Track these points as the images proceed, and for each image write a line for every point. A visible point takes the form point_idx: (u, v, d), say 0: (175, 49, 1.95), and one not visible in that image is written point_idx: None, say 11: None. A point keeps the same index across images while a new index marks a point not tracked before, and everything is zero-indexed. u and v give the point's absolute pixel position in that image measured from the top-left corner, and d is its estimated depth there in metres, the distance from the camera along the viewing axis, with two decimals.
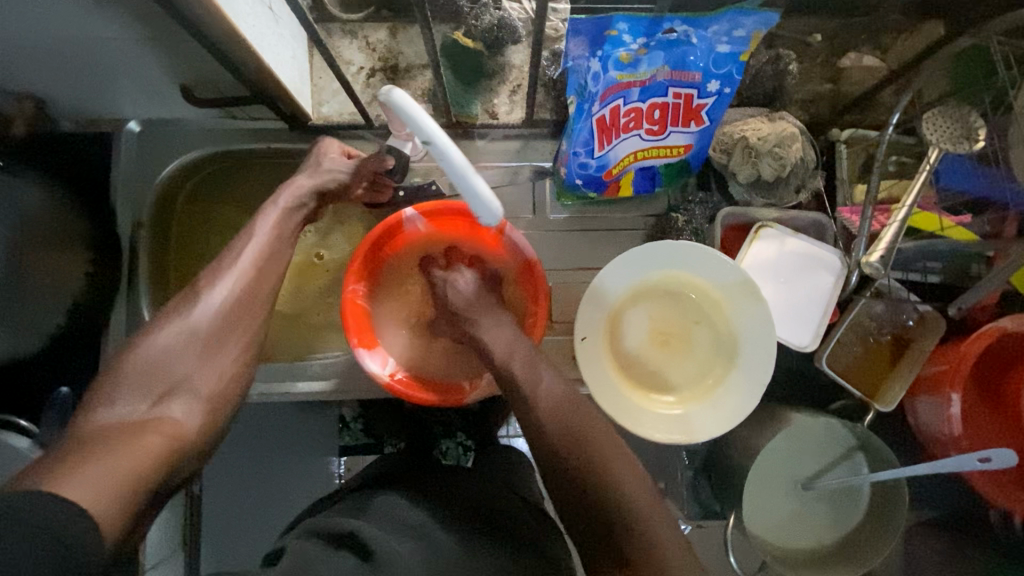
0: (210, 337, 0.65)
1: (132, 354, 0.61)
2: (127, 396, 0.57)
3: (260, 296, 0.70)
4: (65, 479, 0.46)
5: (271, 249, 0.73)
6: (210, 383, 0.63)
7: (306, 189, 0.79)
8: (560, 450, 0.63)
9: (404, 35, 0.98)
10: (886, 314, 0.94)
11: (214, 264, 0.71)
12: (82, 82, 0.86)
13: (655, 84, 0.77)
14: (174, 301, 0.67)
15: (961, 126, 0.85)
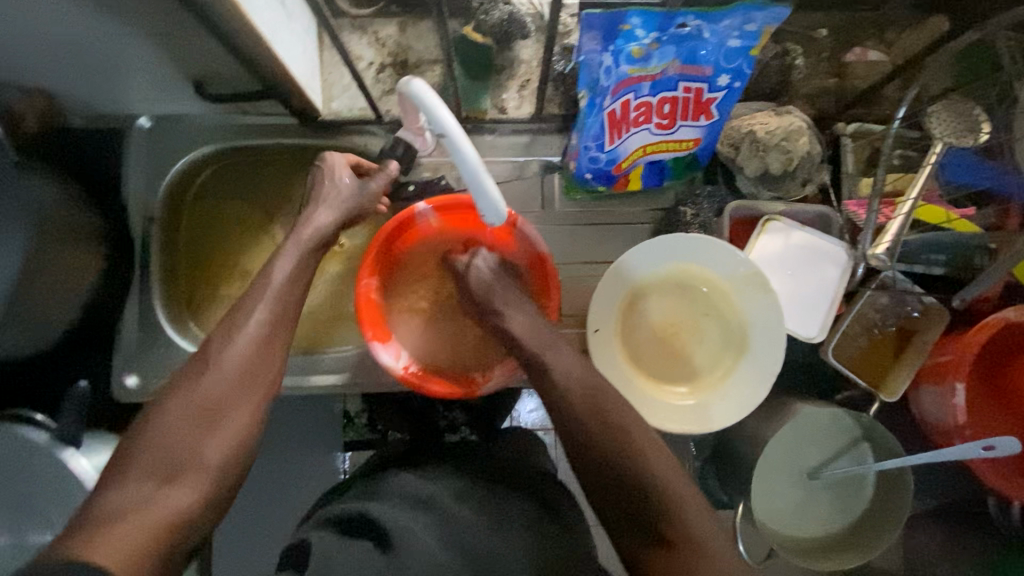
0: (217, 408, 0.63)
1: (139, 433, 0.61)
2: (134, 477, 0.57)
3: (270, 362, 0.69)
4: (98, 546, 0.51)
5: (280, 310, 0.71)
6: (217, 456, 0.62)
7: (316, 224, 0.79)
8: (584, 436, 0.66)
9: (413, 30, 0.98)
10: (890, 306, 0.95)
11: (218, 327, 0.69)
12: (93, 78, 0.86)
13: (665, 78, 0.78)
14: (180, 370, 0.67)
15: (964, 120, 0.88)
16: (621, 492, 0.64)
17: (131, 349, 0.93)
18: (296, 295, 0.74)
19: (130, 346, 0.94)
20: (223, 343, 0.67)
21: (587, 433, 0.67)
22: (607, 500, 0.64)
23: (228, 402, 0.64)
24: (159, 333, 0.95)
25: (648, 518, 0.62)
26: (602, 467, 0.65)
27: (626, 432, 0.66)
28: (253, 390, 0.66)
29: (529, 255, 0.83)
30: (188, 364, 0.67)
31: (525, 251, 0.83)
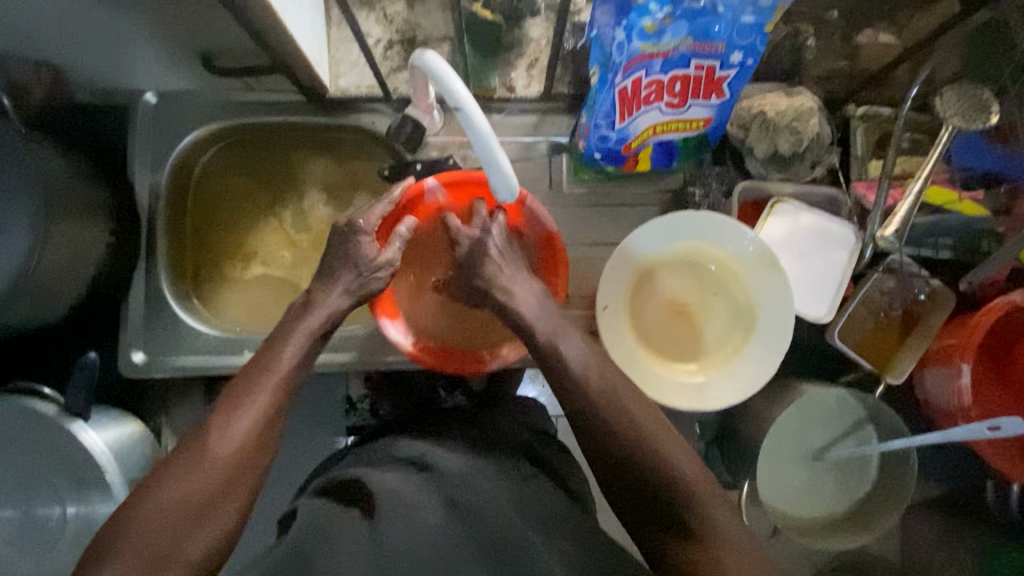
0: (208, 501, 0.56)
1: (124, 519, 0.55)
2: (115, 569, 0.52)
3: (268, 445, 0.60)
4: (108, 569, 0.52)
5: (287, 388, 0.63)
6: (203, 548, 0.55)
7: (331, 303, 0.69)
8: (603, 432, 0.64)
9: (422, 7, 0.97)
10: (896, 290, 0.94)
11: (218, 401, 0.62)
12: (101, 50, 0.86)
13: (678, 55, 0.77)
14: (174, 447, 0.59)
15: (974, 102, 0.86)
16: (646, 488, 0.62)
17: (139, 327, 0.93)
18: (303, 370, 0.65)
19: (138, 323, 0.94)
20: (218, 424, 0.59)
21: (614, 435, 0.64)
22: (627, 496, 0.63)
23: (219, 491, 0.57)
24: (168, 311, 0.94)
25: (670, 509, 0.61)
26: (625, 469, 0.63)
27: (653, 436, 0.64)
28: (248, 480, 0.58)
29: (538, 233, 0.82)
30: (181, 443, 0.59)
31: (534, 228, 0.82)
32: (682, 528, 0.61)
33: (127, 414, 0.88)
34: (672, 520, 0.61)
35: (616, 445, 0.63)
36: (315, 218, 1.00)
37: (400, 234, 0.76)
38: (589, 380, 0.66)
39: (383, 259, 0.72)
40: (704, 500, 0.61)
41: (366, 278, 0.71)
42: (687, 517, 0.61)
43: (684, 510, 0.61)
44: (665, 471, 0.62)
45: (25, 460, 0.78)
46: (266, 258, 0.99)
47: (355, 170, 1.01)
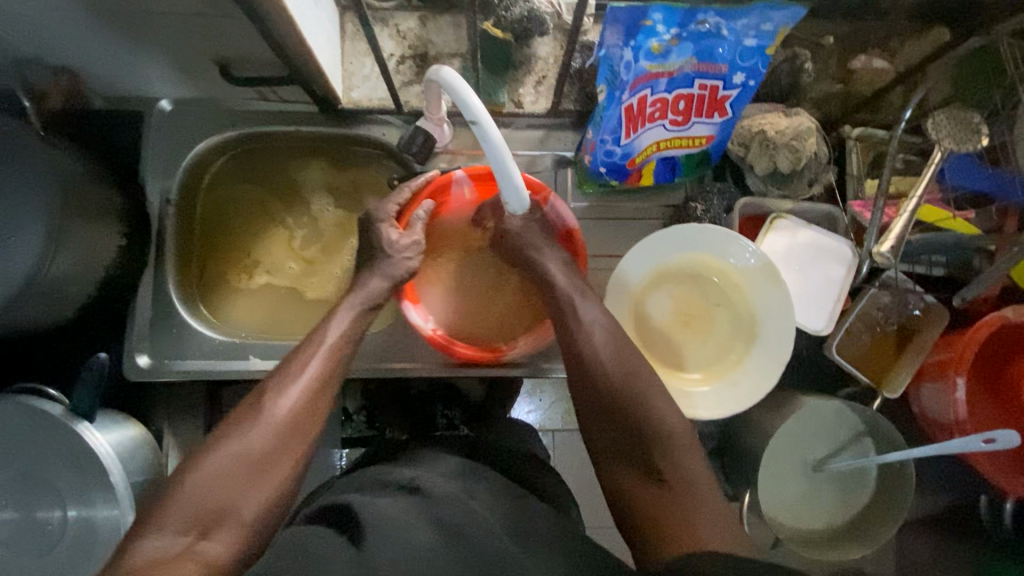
0: (266, 459, 0.63)
1: (181, 484, 0.60)
2: (175, 522, 0.57)
3: (319, 413, 0.68)
4: (168, 520, 0.57)
5: (332, 365, 0.71)
6: (256, 507, 0.61)
7: (370, 287, 0.79)
8: (593, 377, 0.70)
9: (433, 24, 1.01)
10: (892, 305, 0.97)
11: (272, 374, 0.69)
12: (121, 58, 0.88)
13: (683, 75, 0.80)
14: (231, 416, 0.66)
15: (963, 126, 0.90)
16: (633, 434, 0.67)
17: (144, 331, 0.94)
18: (347, 350, 0.73)
19: (144, 327, 0.94)
20: (274, 391, 0.66)
21: (610, 388, 0.69)
22: (614, 443, 0.68)
23: (272, 453, 0.63)
24: (173, 314, 0.95)
25: (649, 453, 0.65)
26: (614, 418, 0.68)
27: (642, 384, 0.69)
28: (296, 444, 0.65)
29: (558, 229, 0.85)
30: (239, 411, 0.66)
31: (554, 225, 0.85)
32: (658, 474, 0.64)
33: (129, 418, 0.87)
34: (648, 467, 0.65)
35: (607, 392, 0.69)
36: (323, 225, 1.02)
37: (421, 216, 0.83)
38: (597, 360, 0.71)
39: (404, 244, 0.81)
40: (681, 449, 0.66)
41: (394, 258, 0.81)
42: (663, 460, 0.65)
43: (663, 452, 0.65)
44: (648, 418, 0.67)
45: (28, 463, 0.77)
46: (272, 265, 1.01)
47: (363, 179, 1.03)
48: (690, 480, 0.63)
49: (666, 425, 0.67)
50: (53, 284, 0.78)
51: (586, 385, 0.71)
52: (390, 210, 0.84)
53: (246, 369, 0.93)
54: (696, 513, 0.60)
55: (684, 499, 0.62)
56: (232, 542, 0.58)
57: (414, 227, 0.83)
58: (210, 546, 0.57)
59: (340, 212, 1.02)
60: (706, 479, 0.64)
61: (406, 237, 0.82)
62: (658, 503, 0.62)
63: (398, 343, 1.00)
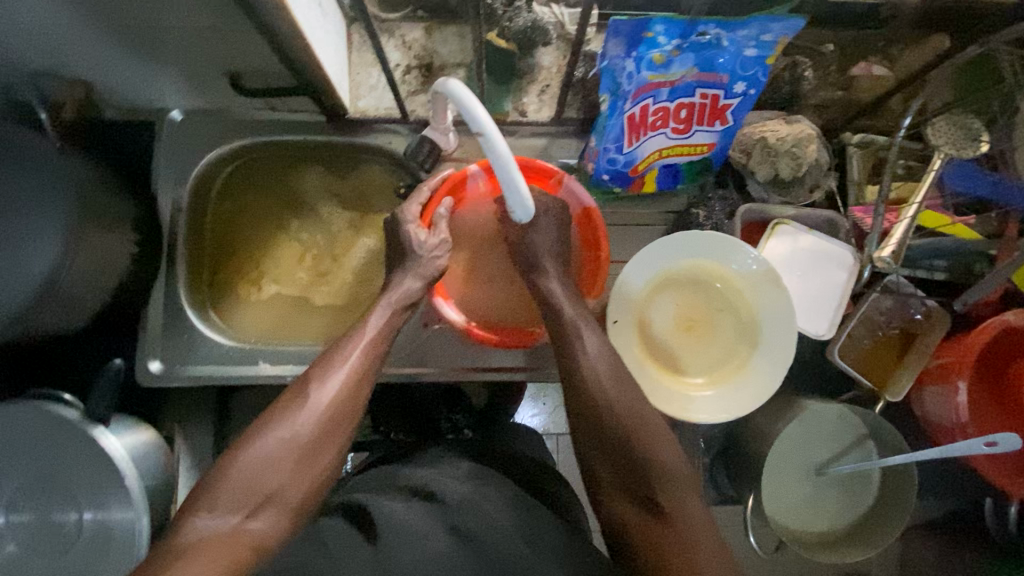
0: (311, 447, 0.63)
1: (230, 463, 0.61)
2: (224, 502, 0.58)
3: (357, 405, 0.68)
4: (214, 501, 0.58)
5: (370, 363, 0.71)
6: (301, 493, 0.62)
7: (404, 287, 0.79)
8: (595, 410, 0.70)
9: (439, 35, 1.02)
10: (894, 309, 0.98)
11: (314, 364, 0.70)
12: (135, 71, 0.91)
13: (684, 85, 0.82)
14: (275, 401, 0.67)
15: (963, 131, 0.92)
16: (631, 470, 0.68)
17: (157, 337, 0.96)
18: (384, 345, 0.74)
19: (156, 333, 0.96)
20: (318, 381, 0.67)
21: (615, 422, 0.70)
22: (616, 477, 0.69)
23: (315, 443, 0.64)
24: (184, 320, 0.97)
25: (650, 492, 0.67)
26: (614, 453, 0.69)
27: (644, 420, 0.70)
28: (337, 436, 0.65)
29: (576, 209, 0.89)
30: (283, 397, 0.67)
31: (572, 205, 0.89)
32: (657, 512, 0.66)
33: (142, 422, 0.89)
34: (647, 505, 0.66)
35: (604, 428, 0.70)
36: (330, 232, 1.03)
37: (443, 214, 0.84)
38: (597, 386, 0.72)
39: (435, 241, 0.81)
40: (681, 486, 0.67)
41: (426, 260, 0.81)
42: (664, 500, 0.66)
43: (663, 489, 0.66)
44: (649, 459, 0.68)
45: (45, 465, 0.79)
46: (280, 272, 1.02)
47: (368, 186, 1.04)
48: (690, 521, 0.65)
49: (666, 462, 0.68)
50: (68, 291, 0.80)
51: (585, 418, 0.71)
52: (413, 210, 0.84)
53: (256, 374, 0.95)
54: (693, 552, 0.62)
55: (682, 536, 0.63)
56: (279, 524, 0.60)
57: (439, 227, 0.83)
58: (257, 526, 0.58)
59: (347, 218, 1.04)
60: (705, 517, 0.66)
61: (434, 237, 0.82)
62: (658, 541, 0.63)
63: (407, 348, 1.01)
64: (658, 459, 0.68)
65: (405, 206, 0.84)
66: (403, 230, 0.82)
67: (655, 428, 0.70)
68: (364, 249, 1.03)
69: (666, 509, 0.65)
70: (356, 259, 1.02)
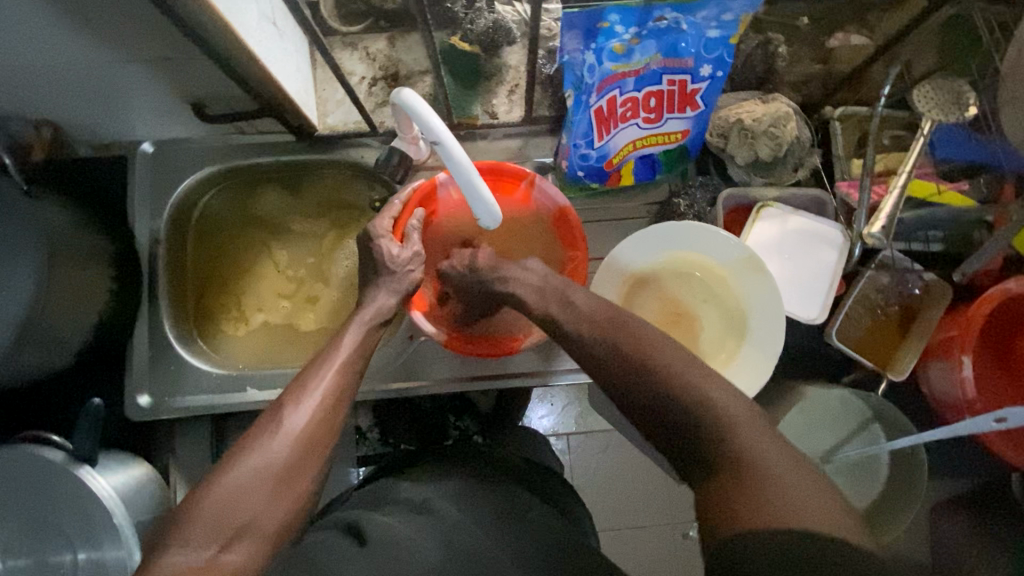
0: (287, 473, 0.62)
1: (202, 495, 0.59)
2: (197, 535, 0.57)
3: (332, 429, 0.67)
4: (186, 535, 0.57)
5: (343, 385, 0.70)
6: (277, 521, 0.61)
7: (378, 303, 0.77)
8: (619, 363, 0.61)
9: (402, 44, 1.01)
10: (892, 285, 0.94)
11: (285, 388, 0.69)
12: (99, 108, 0.91)
13: (650, 72, 0.79)
14: (247, 429, 0.65)
15: (950, 94, 0.88)
16: (668, 416, 0.57)
17: (144, 370, 0.96)
18: (360, 365, 0.73)
19: (142, 366, 0.96)
20: (291, 405, 0.66)
21: None
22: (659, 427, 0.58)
23: (289, 469, 0.62)
24: (169, 350, 0.96)
25: (695, 439, 0.56)
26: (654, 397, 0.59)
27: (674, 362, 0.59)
28: (311, 462, 0.64)
29: (550, 209, 0.87)
30: (254, 424, 0.65)
31: (546, 205, 0.87)
32: (708, 462, 0.55)
33: (134, 458, 0.90)
34: (694, 455, 0.56)
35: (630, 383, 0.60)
36: (311, 251, 1.03)
37: (416, 226, 0.83)
38: (615, 352, 0.62)
39: (407, 255, 0.80)
40: (738, 426, 0.55)
41: (400, 273, 0.79)
42: (713, 446, 0.55)
43: (708, 436, 0.55)
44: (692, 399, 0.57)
45: (37, 508, 0.79)
46: (262, 298, 1.02)
47: (343, 202, 1.04)
48: (757, 467, 0.53)
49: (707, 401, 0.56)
50: (46, 332, 0.80)
51: (612, 375, 0.62)
52: (385, 225, 0.81)
53: (245, 402, 0.95)
54: (764, 502, 0.51)
55: (743, 488, 0.52)
56: (254, 555, 0.58)
57: (412, 239, 0.82)
58: (231, 559, 0.57)
59: (324, 237, 1.03)
60: (781, 458, 0.53)
61: (406, 249, 0.80)
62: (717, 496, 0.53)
63: (396, 362, 1.00)
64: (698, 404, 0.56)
65: (375, 222, 0.82)
66: (374, 245, 0.80)
67: (688, 369, 0.59)
68: (345, 266, 1.02)
69: (715, 458, 0.54)
70: (338, 277, 1.02)
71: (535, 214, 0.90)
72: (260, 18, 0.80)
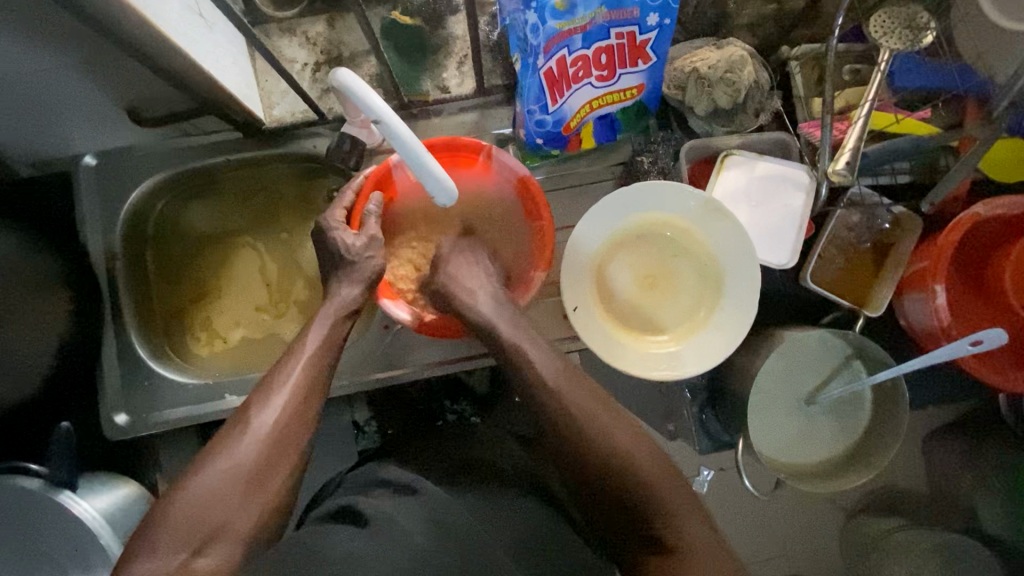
0: (258, 472, 0.62)
1: (172, 503, 0.59)
2: (167, 542, 0.57)
3: (305, 426, 0.66)
4: (155, 542, 0.57)
5: (312, 384, 0.68)
6: (252, 521, 0.60)
7: (342, 295, 0.75)
8: (579, 435, 0.67)
9: (342, 25, 0.97)
10: (862, 223, 0.94)
11: (253, 389, 0.68)
12: (29, 125, 0.87)
13: (596, 28, 0.77)
14: (216, 432, 0.65)
15: (906, 22, 0.85)
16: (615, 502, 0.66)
17: (117, 390, 0.93)
18: (329, 359, 0.71)
19: (115, 386, 0.93)
20: (258, 404, 0.65)
21: (572, 409, 0.68)
22: (605, 511, 0.67)
23: (260, 468, 0.62)
24: (141, 366, 0.94)
25: (633, 519, 0.65)
26: (589, 473, 0.67)
27: (606, 427, 0.67)
28: (283, 460, 0.63)
29: (512, 179, 0.85)
30: (223, 427, 0.65)
31: (507, 176, 0.85)
32: (649, 538, 0.64)
33: (120, 477, 0.89)
34: (645, 534, 0.65)
35: (588, 456, 0.67)
36: (280, 247, 0.99)
37: (371, 211, 0.79)
38: (566, 416, 0.68)
39: (363, 243, 0.77)
40: (674, 510, 0.65)
41: (358, 262, 0.76)
42: (665, 531, 0.64)
43: (664, 519, 0.64)
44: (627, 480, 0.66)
45: (24, 535, 0.79)
46: (232, 305, 0.98)
47: (309, 198, 1.00)
48: (683, 546, 0.63)
49: (661, 489, 0.65)
50: None
51: (573, 450, 0.67)
52: (338, 216, 0.79)
53: (223, 409, 0.93)
54: None
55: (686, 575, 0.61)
56: (229, 558, 0.58)
57: (368, 225, 0.79)
58: (204, 563, 0.57)
59: (289, 231, 0.99)
60: (716, 550, 0.64)
61: (361, 236, 0.77)
62: None
63: (377, 353, 0.99)
64: (651, 488, 0.65)
65: (328, 215, 0.79)
66: (330, 237, 0.78)
67: (630, 435, 0.68)
68: (314, 261, 0.98)
69: (665, 538, 0.64)
70: (308, 270, 0.98)
71: (497, 185, 0.88)
72: (184, 10, 0.76)
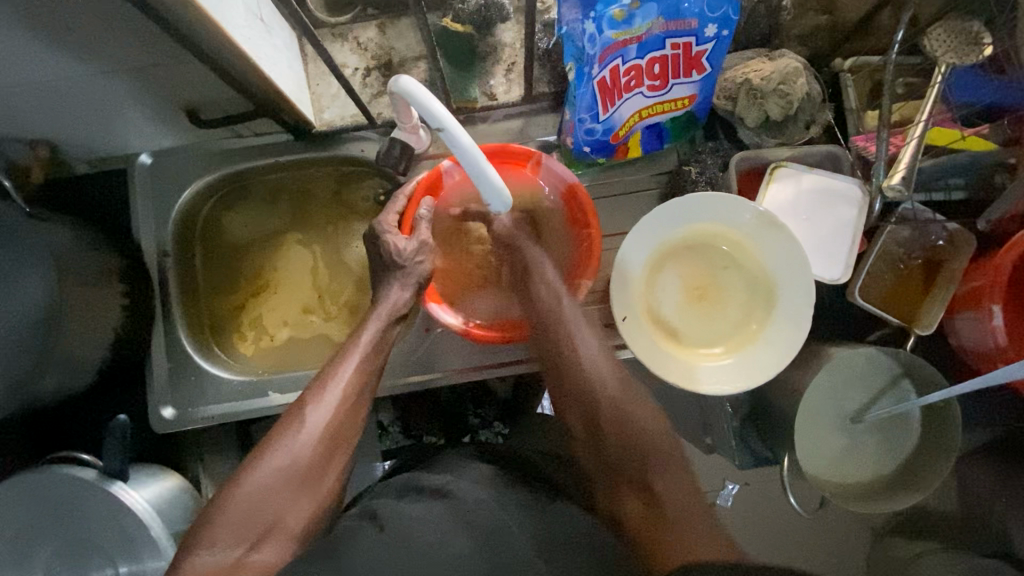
0: (310, 471, 0.63)
1: (229, 498, 0.61)
2: (225, 537, 0.58)
3: (354, 426, 0.67)
4: (213, 535, 0.59)
5: (363, 384, 0.69)
6: (303, 518, 0.62)
7: (393, 299, 0.76)
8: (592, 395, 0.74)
9: (393, 31, 0.99)
10: (913, 239, 0.92)
11: (307, 385, 0.69)
12: (91, 123, 0.90)
13: (652, 38, 0.77)
14: (270, 429, 0.66)
15: (964, 36, 0.85)
16: (618, 456, 0.71)
17: (166, 384, 0.95)
18: (379, 360, 0.72)
19: (163, 380, 0.95)
20: (311, 402, 0.66)
21: (592, 368, 0.76)
22: (604, 467, 0.72)
23: (312, 467, 0.63)
24: (188, 363, 0.95)
25: (631, 468, 0.70)
26: (595, 429, 0.73)
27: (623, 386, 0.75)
28: (334, 460, 0.65)
29: (560, 187, 0.85)
30: (277, 423, 0.66)
31: (555, 183, 0.85)
32: (639, 486, 0.69)
33: (163, 470, 0.91)
34: (634, 479, 0.70)
35: (591, 409, 0.74)
36: (327, 247, 1.01)
37: (422, 216, 0.80)
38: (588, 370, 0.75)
39: (413, 248, 0.77)
40: (665, 466, 0.70)
41: (409, 267, 0.77)
42: (655, 478, 0.69)
43: (655, 471, 0.70)
44: (627, 432, 0.72)
45: (74, 528, 0.80)
46: (279, 304, 0.99)
47: (356, 200, 1.01)
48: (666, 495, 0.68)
49: (655, 442, 0.72)
50: (65, 352, 0.81)
51: (586, 404, 0.75)
52: (391, 220, 0.80)
53: (268, 406, 0.94)
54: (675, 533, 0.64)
55: (670, 520, 0.66)
56: (282, 553, 0.60)
57: (419, 230, 0.79)
58: (259, 558, 0.59)
59: (336, 232, 1.01)
60: (695, 504, 0.68)
61: (412, 241, 0.78)
62: (646, 524, 0.66)
63: (416, 357, 1.00)
64: (647, 436, 0.72)
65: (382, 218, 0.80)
66: (382, 241, 0.78)
67: (638, 394, 0.75)
68: (360, 261, 1.00)
69: (655, 487, 0.69)
70: (353, 271, 1.00)
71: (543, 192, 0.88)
72: (248, 15, 0.78)
